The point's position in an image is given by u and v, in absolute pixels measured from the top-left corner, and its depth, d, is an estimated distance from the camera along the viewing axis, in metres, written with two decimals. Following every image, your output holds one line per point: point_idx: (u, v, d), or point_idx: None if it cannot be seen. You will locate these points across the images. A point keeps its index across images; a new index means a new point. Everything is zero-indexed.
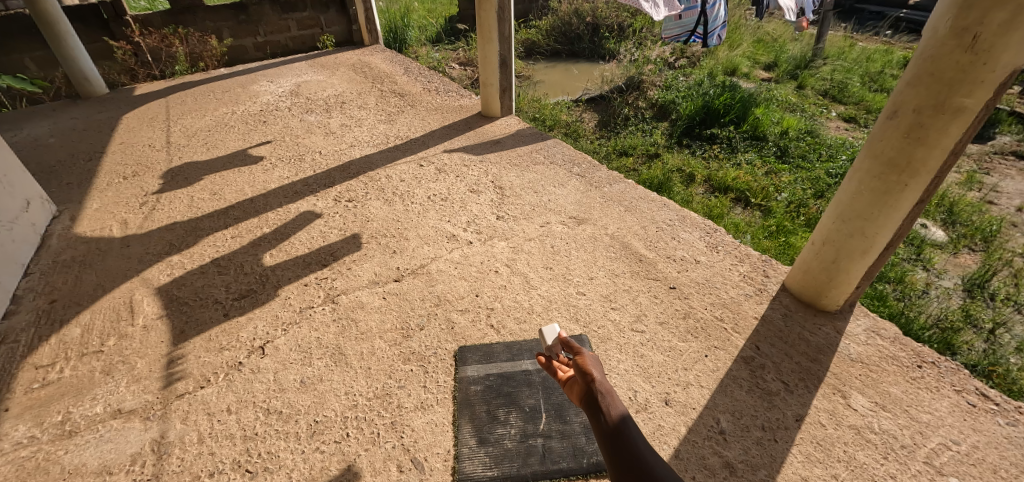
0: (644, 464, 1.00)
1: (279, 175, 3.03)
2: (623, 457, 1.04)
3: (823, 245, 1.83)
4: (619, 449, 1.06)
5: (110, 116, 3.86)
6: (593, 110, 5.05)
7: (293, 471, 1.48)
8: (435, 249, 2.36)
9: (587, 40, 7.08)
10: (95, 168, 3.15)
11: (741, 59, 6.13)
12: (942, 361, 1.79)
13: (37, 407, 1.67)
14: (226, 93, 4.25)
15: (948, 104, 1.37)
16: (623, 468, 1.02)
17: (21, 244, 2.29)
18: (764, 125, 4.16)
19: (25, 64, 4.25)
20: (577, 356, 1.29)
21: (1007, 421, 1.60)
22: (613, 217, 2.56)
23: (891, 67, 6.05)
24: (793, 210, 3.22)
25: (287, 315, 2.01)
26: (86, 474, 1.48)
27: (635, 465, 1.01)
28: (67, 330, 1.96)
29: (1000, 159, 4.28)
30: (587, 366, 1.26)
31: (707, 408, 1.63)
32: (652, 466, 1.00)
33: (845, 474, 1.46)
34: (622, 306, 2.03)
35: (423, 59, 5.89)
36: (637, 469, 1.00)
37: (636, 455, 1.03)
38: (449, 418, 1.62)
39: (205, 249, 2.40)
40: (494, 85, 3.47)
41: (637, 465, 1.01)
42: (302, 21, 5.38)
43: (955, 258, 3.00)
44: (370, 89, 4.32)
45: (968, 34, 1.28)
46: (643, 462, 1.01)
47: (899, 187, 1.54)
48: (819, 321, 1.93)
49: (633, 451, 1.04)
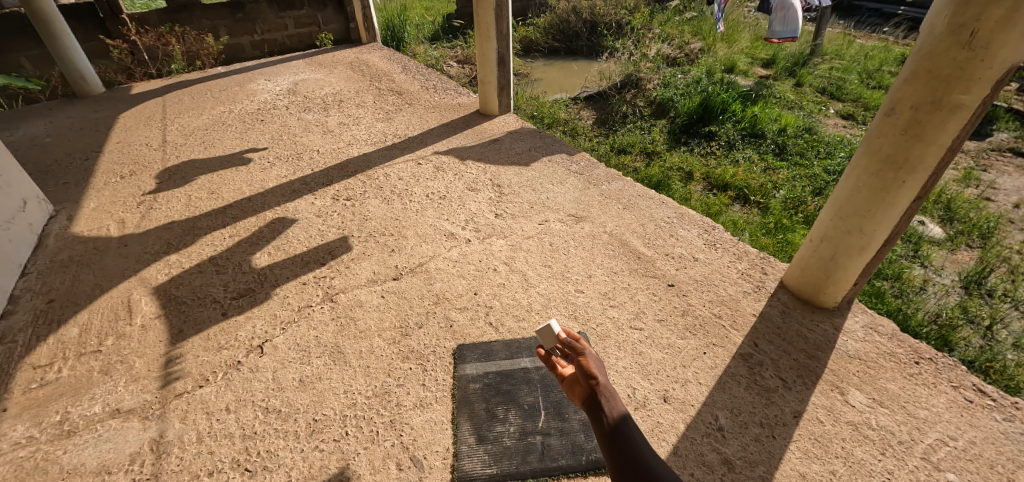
0: (645, 466, 1.02)
1: (277, 174, 3.02)
2: (624, 458, 1.05)
3: (820, 242, 1.84)
4: (620, 450, 1.06)
5: (107, 115, 3.84)
6: (592, 107, 5.05)
7: (293, 470, 1.48)
8: (434, 248, 2.36)
9: (585, 38, 7.06)
10: (92, 167, 3.14)
11: (740, 56, 6.13)
12: (940, 358, 1.80)
13: (35, 407, 1.67)
14: (224, 92, 4.24)
15: (945, 100, 1.37)
16: (623, 469, 1.03)
17: (19, 244, 2.28)
18: (763, 123, 4.16)
19: (21, 63, 4.23)
20: (580, 356, 1.25)
21: (1004, 417, 1.61)
22: (612, 215, 2.56)
23: (889, 64, 6.05)
24: (791, 207, 3.22)
25: (286, 314, 2.00)
26: (85, 474, 1.48)
27: (636, 467, 1.02)
28: (65, 330, 1.95)
29: (998, 156, 4.29)
30: (590, 366, 1.23)
31: (706, 405, 1.64)
32: (653, 467, 1.02)
33: (843, 470, 1.46)
34: (620, 303, 2.03)
35: (421, 57, 5.87)
36: (638, 470, 1.01)
37: (637, 457, 1.04)
38: (448, 416, 1.62)
39: (203, 248, 2.39)
40: (492, 83, 3.46)
41: (637, 466, 1.02)
42: (300, 19, 5.36)
43: (952, 254, 3.01)
44: (368, 87, 4.31)
45: (966, 30, 1.28)
46: (644, 463, 1.02)
47: (896, 184, 1.55)
48: (817, 318, 1.94)
49: (634, 453, 1.05)
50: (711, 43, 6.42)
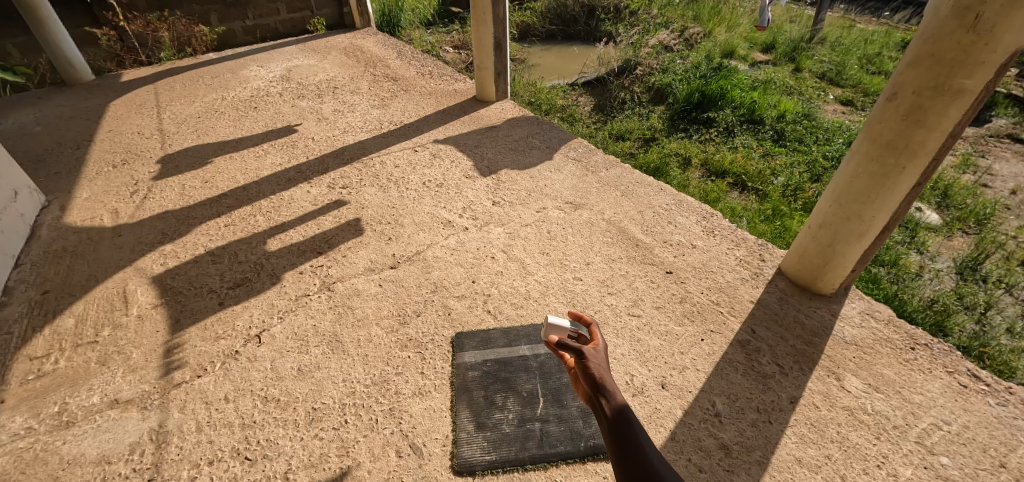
0: (648, 464, 0.94)
1: (272, 162, 2.99)
2: (629, 455, 0.97)
3: (819, 228, 1.83)
4: (624, 445, 0.98)
5: (98, 103, 3.78)
6: (590, 93, 4.99)
7: (293, 459, 1.48)
8: (431, 236, 2.35)
9: (583, 22, 6.95)
10: (83, 156, 3.10)
11: (739, 40, 6.05)
12: (935, 343, 1.81)
13: (33, 398, 1.66)
14: (216, 79, 4.17)
15: (948, 85, 1.35)
16: (628, 467, 0.94)
17: (11, 234, 2.26)
18: (762, 109, 4.13)
19: (7, 50, 4.15)
20: (580, 358, 1.16)
21: (998, 401, 1.62)
22: (610, 202, 2.54)
23: (889, 49, 6.01)
24: (790, 193, 3.21)
25: (283, 303, 2.00)
26: (85, 465, 1.48)
27: (640, 466, 0.94)
28: (60, 321, 1.94)
29: (996, 142, 4.28)
30: (590, 365, 1.14)
31: (704, 391, 1.65)
32: (659, 470, 0.93)
33: (838, 454, 1.48)
34: (619, 291, 2.03)
35: (417, 42, 5.78)
36: (643, 470, 0.93)
37: (643, 455, 0.96)
38: (447, 404, 1.63)
39: (198, 238, 2.37)
40: (488, 69, 3.41)
41: (642, 465, 0.94)
42: (291, 3, 5.28)
43: (948, 240, 3.01)
44: (362, 73, 4.25)
45: (971, 13, 1.25)
46: (651, 466, 0.93)
47: (897, 170, 1.54)
48: (814, 304, 1.94)
49: (639, 451, 0.97)
50: (710, 27, 6.35)
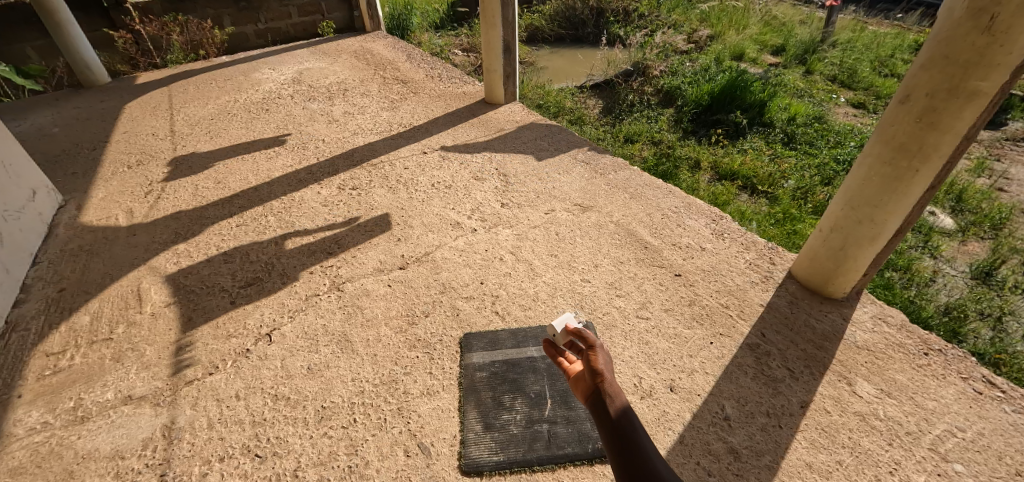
0: (641, 456, 0.97)
1: (283, 164, 3.02)
2: (625, 453, 0.99)
3: (830, 232, 1.82)
4: (620, 445, 1.00)
5: (114, 105, 3.85)
6: (599, 96, 4.99)
7: (302, 456, 1.50)
8: (439, 237, 2.36)
9: (592, 25, 6.98)
10: (99, 157, 3.15)
11: (750, 43, 6.03)
12: (949, 349, 1.79)
13: (48, 393, 1.69)
14: (228, 82, 4.22)
15: (962, 88, 1.34)
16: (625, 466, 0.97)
17: (30, 233, 2.31)
18: (772, 111, 4.11)
19: (26, 54, 4.24)
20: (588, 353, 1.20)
21: (1013, 409, 1.59)
22: (619, 204, 2.54)
23: (902, 52, 5.96)
24: (800, 196, 3.18)
25: (293, 302, 2.02)
26: (99, 459, 1.50)
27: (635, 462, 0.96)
28: (77, 318, 1.98)
29: (1011, 145, 4.22)
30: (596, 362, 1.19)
31: (712, 393, 1.64)
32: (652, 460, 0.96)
33: (849, 459, 1.46)
34: (628, 293, 2.03)
35: (426, 45, 5.83)
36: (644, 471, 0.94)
37: (638, 450, 0.98)
38: (454, 404, 1.63)
39: (211, 238, 2.40)
40: (497, 71, 3.41)
41: (635, 458, 0.97)
42: (303, 7, 5.34)
43: (963, 245, 2.97)
44: (372, 76, 4.30)
45: (985, 14, 1.24)
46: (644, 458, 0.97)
47: (910, 173, 1.52)
48: (825, 308, 1.92)
49: (634, 445, 0.99)
50: (720, 29, 6.33)
